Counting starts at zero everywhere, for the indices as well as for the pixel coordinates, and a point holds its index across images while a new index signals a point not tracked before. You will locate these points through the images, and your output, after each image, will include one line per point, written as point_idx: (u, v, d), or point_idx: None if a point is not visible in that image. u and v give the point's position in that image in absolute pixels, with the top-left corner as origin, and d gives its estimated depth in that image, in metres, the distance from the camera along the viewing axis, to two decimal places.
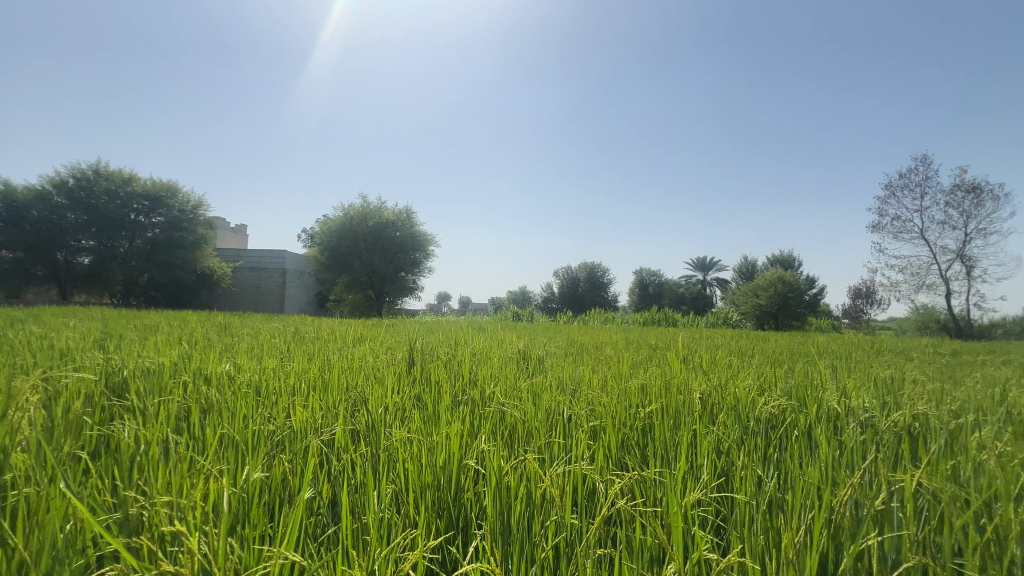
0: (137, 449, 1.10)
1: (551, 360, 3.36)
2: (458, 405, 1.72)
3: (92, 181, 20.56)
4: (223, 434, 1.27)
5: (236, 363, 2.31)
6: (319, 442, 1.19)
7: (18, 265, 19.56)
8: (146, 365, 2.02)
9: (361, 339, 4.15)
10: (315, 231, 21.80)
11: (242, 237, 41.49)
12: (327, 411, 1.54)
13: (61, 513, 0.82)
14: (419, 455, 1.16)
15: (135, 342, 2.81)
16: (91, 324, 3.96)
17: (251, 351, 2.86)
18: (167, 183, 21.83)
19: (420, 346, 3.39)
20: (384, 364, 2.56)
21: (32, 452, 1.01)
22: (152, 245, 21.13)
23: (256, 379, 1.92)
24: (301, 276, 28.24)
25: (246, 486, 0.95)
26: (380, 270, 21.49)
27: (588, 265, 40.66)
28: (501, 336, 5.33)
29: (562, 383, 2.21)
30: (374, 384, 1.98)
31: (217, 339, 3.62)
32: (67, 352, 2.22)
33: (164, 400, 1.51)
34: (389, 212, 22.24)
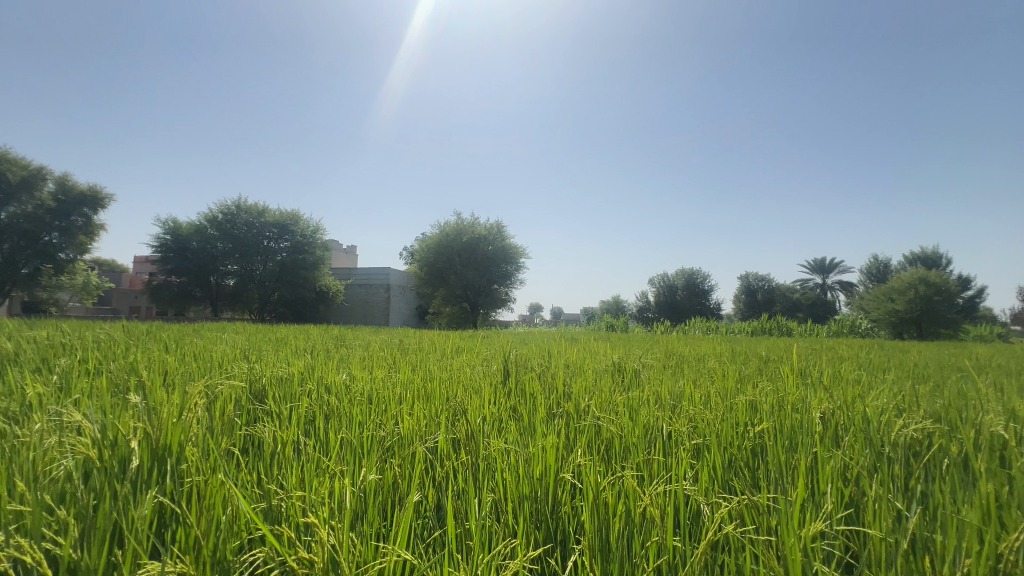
0: (275, 448, 1.27)
1: (648, 372, 3.24)
2: (553, 417, 1.73)
3: (235, 214, 24.11)
4: (343, 438, 1.41)
5: (351, 373, 2.55)
6: (423, 450, 1.28)
7: (184, 287, 23.43)
8: (280, 374, 2.31)
9: (460, 350, 4.35)
10: (415, 249, 23.25)
11: (353, 257, 45.71)
12: (431, 420, 1.63)
13: (219, 498, 0.98)
14: (520, 466, 1.19)
15: (270, 354, 3.20)
16: (237, 339, 4.59)
17: (364, 362, 3.13)
18: (292, 213, 25.00)
19: (514, 357, 3.45)
20: (482, 375, 2.66)
21: (199, 446, 1.22)
22: (281, 267, 24.12)
23: (368, 388, 2.09)
24: (404, 291, 30.36)
25: (363, 487, 1.05)
26: (474, 283, 22.38)
27: (686, 272, 38.27)
28: (594, 347, 5.27)
29: (661, 397, 2.12)
30: (472, 395, 2.06)
31: (333, 350, 3.98)
32: (222, 362, 2.63)
33: (295, 406, 1.71)
34: (482, 228, 23.03)
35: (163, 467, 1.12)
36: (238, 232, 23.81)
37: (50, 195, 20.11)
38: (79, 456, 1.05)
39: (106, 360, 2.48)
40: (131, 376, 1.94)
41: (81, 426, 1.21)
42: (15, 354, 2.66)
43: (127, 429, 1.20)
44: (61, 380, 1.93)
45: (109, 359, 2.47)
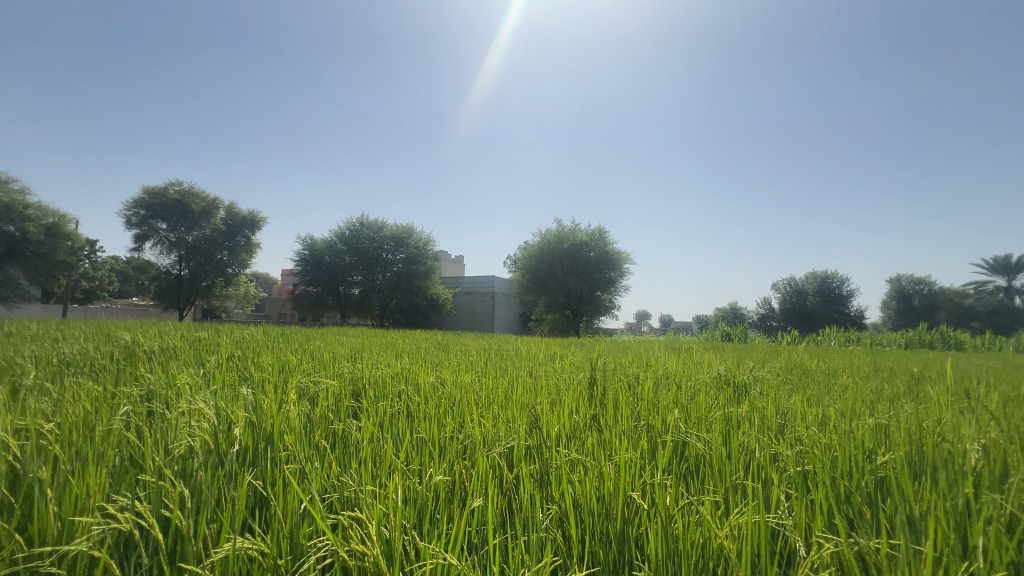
0: (360, 443, 1.37)
1: (759, 386, 2.91)
2: (636, 431, 1.62)
3: (358, 230, 26.75)
4: (421, 438, 1.46)
5: (440, 376, 2.65)
6: (493, 455, 1.27)
7: (320, 296, 26.32)
8: (378, 374, 2.49)
9: (553, 357, 4.32)
10: (518, 257, 23.64)
11: (460, 267, 47.86)
12: (508, 425, 1.63)
13: (300, 486, 1.07)
14: (588, 480, 1.13)
15: (373, 356, 3.47)
16: (355, 342, 5.06)
17: (456, 365, 3.25)
18: (406, 226, 27.19)
19: (606, 365, 3.32)
20: (567, 384, 2.59)
21: (295, 437, 1.33)
22: (397, 277, 26.32)
23: (452, 391, 2.15)
24: (508, 298, 31.22)
25: (429, 487, 1.08)
26: (577, 289, 22.26)
27: (818, 275, 33.94)
28: (700, 357, 4.91)
29: (766, 416, 1.88)
30: (554, 402, 2.03)
31: (434, 354, 4.20)
32: (332, 361, 2.91)
33: (384, 404, 1.83)
34: (583, 233, 22.81)
35: (266, 452, 1.26)
36: (361, 246, 26.45)
37: (221, 221, 24.11)
38: (199, 438, 1.23)
39: (241, 356, 2.88)
40: (256, 371, 2.23)
41: (207, 411, 1.42)
42: (182, 351, 3.22)
43: (238, 419, 1.37)
44: (204, 374, 2.28)
45: (244, 357, 2.88)
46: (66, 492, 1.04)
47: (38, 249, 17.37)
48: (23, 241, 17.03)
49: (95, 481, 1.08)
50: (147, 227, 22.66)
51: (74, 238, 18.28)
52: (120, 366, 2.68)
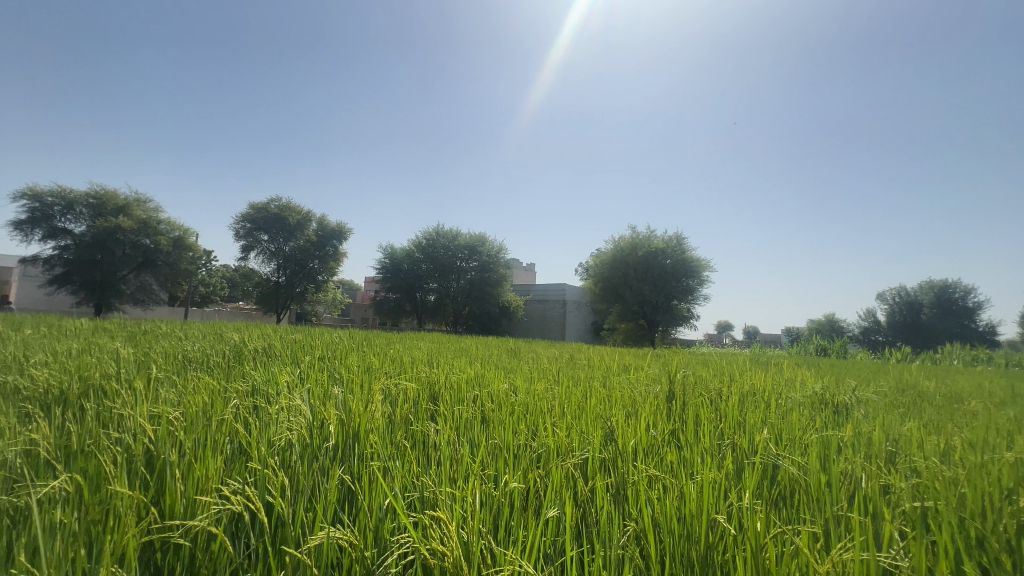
0: (438, 446, 1.41)
1: (864, 408, 2.61)
2: (720, 450, 1.52)
3: (434, 239, 27.88)
4: (495, 444, 1.48)
5: (513, 383, 2.67)
6: (567, 466, 1.25)
7: (398, 302, 27.69)
8: (454, 379, 2.57)
9: (627, 368, 4.18)
10: (590, 264, 23.27)
11: (531, 274, 48.05)
12: (582, 436, 1.61)
13: (384, 485, 1.12)
14: (666, 499, 1.08)
15: (448, 361, 3.59)
16: (433, 347, 5.26)
17: (529, 373, 3.26)
18: (480, 235, 27.92)
19: (684, 379, 3.15)
20: (643, 396, 2.50)
21: (379, 437, 1.42)
22: (470, 284, 27.04)
23: (525, 399, 2.16)
24: (580, 307, 30.83)
25: (504, 494, 1.09)
26: (651, 298, 21.47)
27: (937, 285, 29.85)
28: (792, 373, 4.51)
29: (872, 441, 1.69)
30: (628, 414, 1.97)
31: (506, 361, 4.25)
32: (411, 365, 3.04)
33: (460, 408, 1.89)
34: (659, 240, 21.99)
35: (354, 449, 1.35)
36: (437, 254, 27.53)
37: (313, 232, 26.38)
38: (298, 432, 1.35)
39: (329, 358, 3.12)
40: (343, 373, 2.39)
41: (303, 408, 1.55)
42: (281, 351, 3.55)
43: (329, 417, 1.48)
44: (300, 373, 2.51)
45: (333, 358, 3.11)
46: (192, 474, 1.19)
47: (167, 258, 20.05)
48: (156, 251, 19.73)
49: (214, 466, 1.22)
50: (252, 239, 25.21)
51: (195, 249, 20.87)
52: (231, 363, 3.01)
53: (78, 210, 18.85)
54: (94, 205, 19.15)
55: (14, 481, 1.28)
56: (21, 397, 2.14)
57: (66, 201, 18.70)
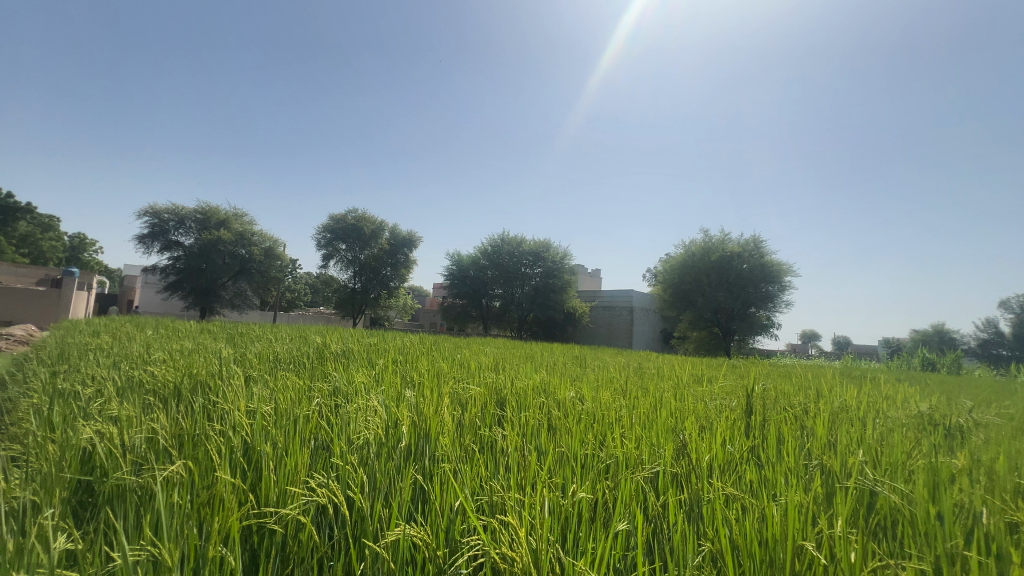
0: (504, 451, 1.43)
1: (984, 433, 2.28)
2: (807, 471, 1.41)
3: (499, 246, 28.28)
4: (563, 452, 1.48)
5: (579, 392, 2.64)
6: (638, 478, 1.22)
7: (464, 308, 28.36)
8: (518, 385, 2.58)
9: (699, 379, 3.98)
10: (659, 270, 22.43)
11: (597, 280, 47.15)
12: (652, 447, 1.56)
13: (452, 488, 1.15)
14: (746, 520, 1.02)
15: (513, 367, 3.62)
16: (500, 353, 5.32)
17: (595, 381, 3.21)
18: (544, 241, 27.97)
19: (764, 392, 2.94)
20: (718, 409, 2.36)
21: (448, 440, 1.46)
22: (534, 291, 27.12)
23: (593, 408, 2.13)
24: (648, 314, 29.83)
25: (572, 503, 1.07)
26: (726, 305, 20.31)
27: None
28: (893, 390, 4.06)
29: (998, 471, 1.47)
30: (702, 428, 1.87)
31: (572, 369, 4.21)
32: (476, 370, 3.10)
33: (526, 415, 1.90)
34: (734, 244, 20.75)
35: (426, 452, 1.40)
36: (502, 261, 27.90)
37: (386, 241, 27.80)
38: (374, 432, 1.43)
39: (401, 361, 3.27)
40: (416, 377, 2.50)
41: (378, 409, 1.64)
42: (359, 354, 3.79)
43: (404, 420, 1.55)
44: (376, 375, 2.65)
45: (405, 362, 3.26)
46: (283, 466, 1.30)
47: (260, 267, 22.15)
48: (250, 260, 21.84)
49: (301, 459, 1.32)
50: (331, 248, 27.02)
51: (283, 258, 22.94)
52: (317, 364, 3.25)
53: (188, 224, 21.28)
54: (200, 220, 21.53)
55: (141, 463, 1.48)
56: (146, 390, 2.46)
57: (179, 217, 21.17)
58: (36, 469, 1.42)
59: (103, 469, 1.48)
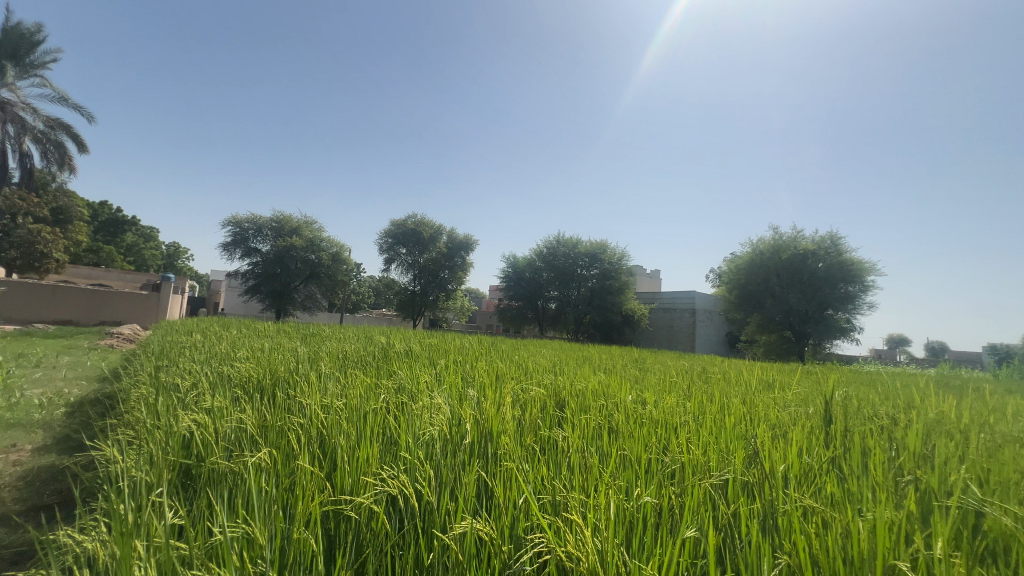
0: (566, 451, 1.43)
1: None
2: (897, 487, 1.29)
3: (554, 247, 28.18)
4: (627, 455, 1.45)
5: (640, 395, 2.57)
6: (707, 485, 1.17)
7: (520, 310, 28.54)
8: (577, 387, 2.56)
9: (770, 385, 3.74)
10: (723, 270, 21.42)
11: (656, 281, 45.66)
12: (721, 455, 1.50)
13: (515, 487, 1.16)
14: (829, 536, 0.95)
15: (571, 369, 3.59)
16: (556, 355, 5.29)
17: (657, 385, 3.12)
18: (600, 242, 27.51)
19: (845, 400, 2.71)
20: (792, 417, 2.22)
21: (510, 440, 1.48)
22: (591, 292, 26.78)
23: (656, 412, 2.07)
24: (712, 316, 28.47)
25: (636, 508, 1.06)
26: (799, 307, 18.97)
27: None
28: (1002, 402, 3.59)
29: None
30: (775, 436, 1.77)
31: (631, 372, 4.11)
32: (534, 372, 3.11)
33: (587, 417, 1.88)
34: (808, 241, 19.32)
35: (488, 451, 1.44)
36: (558, 263, 27.77)
37: (444, 245, 28.56)
38: (439, 428, 1.48)
39: (461, 362, 3.35)
40: (476, 377, 2.55)
41: (443, 407, 1.70)
42: (420, 354, 3.92)
43: (467, 419, 1.59)
44: (438, 374, 2.74)
45: (465, 362, 3.33)
46: (356, 458, 1.37)
47: (328, 271, 23.58)
48: (319, 265, 23.30)
49: (372, 452, 1.39)
50: (393, 252, 28.16)
51: (348, 263, 24.25)
52: (382, 363, 3.41)
53: (265, 232, 23.00)
54: (275, 228, 23.20)
55: (232, 451, 1.62)
56: (234, 384, 2.71)
57: (257, 226, 22.94)
58: (148, 451, 1.61)
59: (201, 455, 1.64)
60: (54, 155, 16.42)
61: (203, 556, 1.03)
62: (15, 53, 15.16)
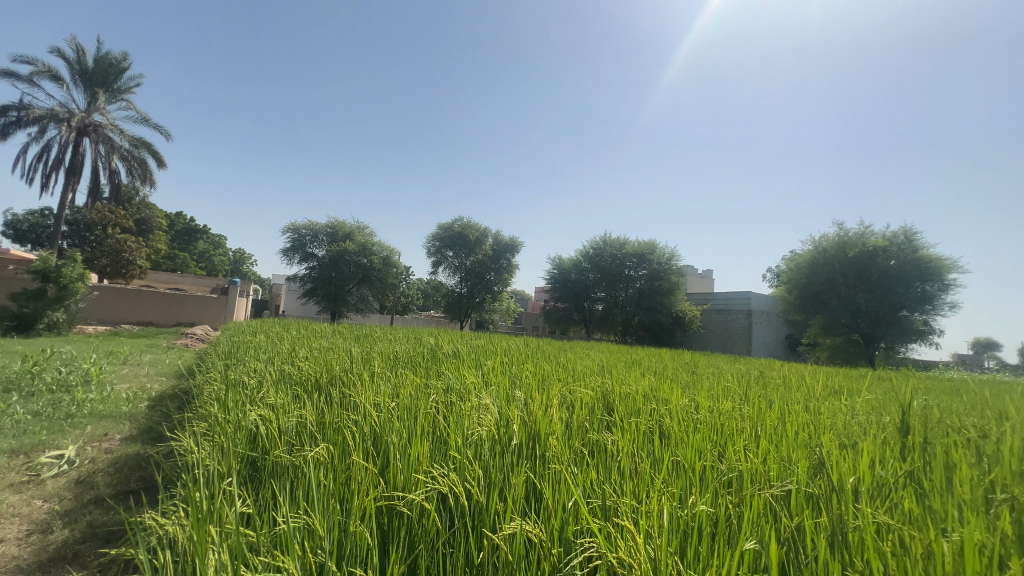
0: (614, 456, 1.40)
1: None
2: (988, 505, 1.17)
3: (601, 248, 27.77)
4: (679, 461, 1.41)
5: (694, 400, 2.48)
6: (767, 495, 1.11)
7: (567, 311, 28.34)
8: (629, 391, 2.49)
9: (837, 392, 3.50)
10: (781, 270, 20.30)
11: (709, 281, 43.93)
12: (782, 463, 1.42)
13: (563, 489, 1.15)
14: (906, 557, 0.87)
15: (621, 373, 3.51)
16: (605, 358, 5.20)
17: (711, 389, 2.99)
18: (649, 242, 26.83)
19: (925, 410, 2.49)
20: (862, 426, 2.07)
21: (557, 443, 1.47)
22: (639, 293, 26.19)
23: (711, 417, 1.99)
24: (770, 318, 27.04)
25: (690, 516, 1.02)
26: (868, 309, 17.69)
27: None
28: None
29: None
30: (843, 446, 1.66)
31: (683, 375, 3.98)
32: (581, 374, 3.07)
33: (636, 421, 1.83)
34: (878, 237, 17.96)
35: (535, 454, 1.43)
36: (605, 263, 27.31)
37: (490, 247, 28.89)
38: (487, 429, 1.50)
39: (506, 363, 3.36)
40: (523, 378, 2.56)
41: (491, 407, 1.71)
42: (466, 355, 3.97)
43: (515, 420, 1.60)
44: (486, 375, 2.76)
45: (512, 364, 3.34)
46: (408, 455, 1.40)
47: (379, 275, 24.45)
48: (371, 269, 24.21)
49: (423, 451, 1.42)
50: (440, 255, 28.78)
51: (398, 266, 25.07)
52: (431, 364, 3.49)
53: (321, 238, 24.16)
54: (330, 233, 24.31)
55: (294, 444, 1.72)
56: (294, 382, 2.86)
57: (314, 232, 24.14)
58: (221, 443, 1.73)
59: (265, 448, 1.75)
60: (137, 171, 18.02)
61: (269, 545, 1.09)
62: (105, 80, 16.81)
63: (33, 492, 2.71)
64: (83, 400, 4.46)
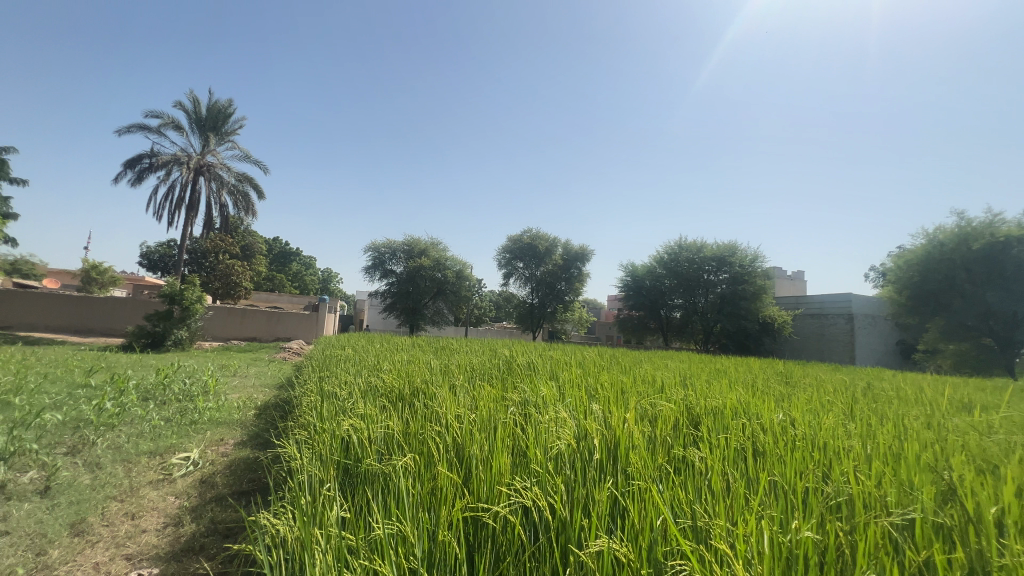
0: (704, 474, 1.32)
1: None
2: None
3: (676, 252, 26.54)
4: (779, 482, 1.30)
5: (789, 414, 2.28)
6: (884, 524, 0.99)
7: (642, 319, 27.39)
8: (713, 404, 2.35)
9: (967, 406, 3.03)
10: (887, 269, 18.12)
11: (801, 283, 40.27)
12: (901, 487, 1.26)
13: (650, 505, 1.11)
14: None
15: (703, 384, 3.32)
16: (684, 367, 4.95)
17: (810, 403, 2.72)
18: (729, 244, 25.26)
19: None
20: (1004, 449, 1.77)
21: (641, 459, 1.42)
22: (721, 299, 24.70)
23: (810, 434, 1.82)
24: (877, 322, 24.25)
25: (795, 543, 0.94)
26: (1002, 310, 15.31)
27: None
28: None
29: None
30: (980, 471, 1.43)
31: (774, 386, 3.68)
32: (661, 386, 2.93)
33: (725, 437, 1.72)
34: (1010, 226, 15.53)
35: (617, 469, 1.39)
36: (681, 268, 26.05)
37: (560, 256, 28.76)
38: (567, 443, 1.48)
39: (579, 375, 3.30)
40: (598, 391, 2.50)
41: (568, 421, 1.70)
42: (540, 367, 3.96)
43: (595, 433, 1.57)
44: (560, 387, 2.74)
45: (586, 375, 3.28)
46: (490, 467, 1.43)
47: (453, 288, 25.27)
48: (445, 283, 25.11)
49: (504, 463, 1.44)
50: (511, 267, 29.16)
51: (471, 279, 25.80)
52: (504, 376, 3.51)
53: (399, 255, 25.48)
54: (406, 250, 25.56)
55: (383, 453, 1.82)
56: (379, 393, 3.02)
57: (392, 250, 25.53)
58: (320, 451, 1.88)
59: (357, 456, 1.86)
60: (242, 203, 20.26)
61: (366, 549, 1.17)
62: (215, 125, 19.16)
63: (167, 488, 3.10)
64: (204, 408, 5.03)
